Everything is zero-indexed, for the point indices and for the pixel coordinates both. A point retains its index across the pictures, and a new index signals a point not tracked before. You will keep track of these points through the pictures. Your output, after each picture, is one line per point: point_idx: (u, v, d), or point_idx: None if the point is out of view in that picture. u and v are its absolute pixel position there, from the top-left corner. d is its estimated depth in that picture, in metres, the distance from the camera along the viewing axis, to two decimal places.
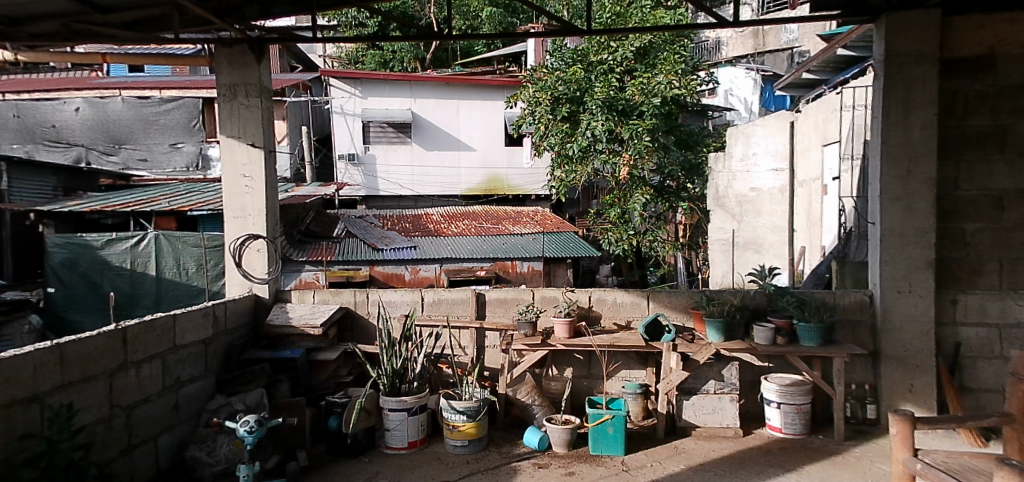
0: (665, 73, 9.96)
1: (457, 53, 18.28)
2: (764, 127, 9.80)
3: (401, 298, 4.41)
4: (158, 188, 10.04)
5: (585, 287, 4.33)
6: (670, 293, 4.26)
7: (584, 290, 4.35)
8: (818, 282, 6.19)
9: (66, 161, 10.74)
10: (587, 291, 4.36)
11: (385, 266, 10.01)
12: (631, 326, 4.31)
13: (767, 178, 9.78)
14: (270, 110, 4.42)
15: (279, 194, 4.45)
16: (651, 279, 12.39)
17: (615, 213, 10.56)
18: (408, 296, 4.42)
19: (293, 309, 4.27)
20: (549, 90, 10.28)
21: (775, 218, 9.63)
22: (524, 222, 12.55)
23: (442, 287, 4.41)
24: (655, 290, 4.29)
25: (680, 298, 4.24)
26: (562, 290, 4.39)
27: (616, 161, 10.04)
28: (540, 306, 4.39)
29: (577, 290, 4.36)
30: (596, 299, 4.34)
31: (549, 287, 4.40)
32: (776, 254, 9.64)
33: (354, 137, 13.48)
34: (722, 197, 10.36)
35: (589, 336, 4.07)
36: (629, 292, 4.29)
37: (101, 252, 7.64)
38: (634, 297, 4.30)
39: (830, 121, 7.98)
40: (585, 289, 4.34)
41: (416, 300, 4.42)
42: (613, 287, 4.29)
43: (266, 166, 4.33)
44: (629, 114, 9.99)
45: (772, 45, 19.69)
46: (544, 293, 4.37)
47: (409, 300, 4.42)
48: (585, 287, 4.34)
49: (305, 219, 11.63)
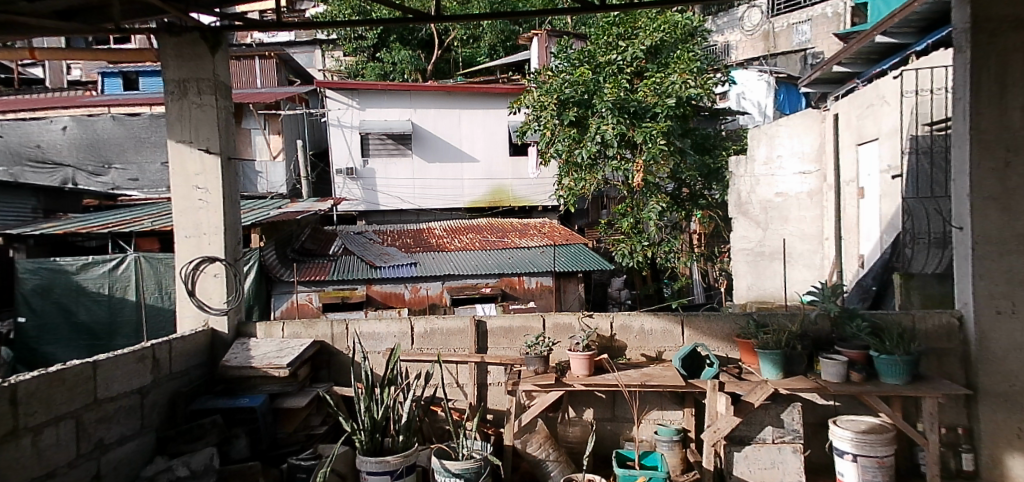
0: (679, 73, 9.38)
1: (460, 64, 17.42)
2: (789, 126, 8.89)
3: (386, 330, 3.73)
4: (144, 208, 9.42)
5: (609, 312, 3.63)
6: (710, 317, 3.56)
7: (605, 315, 3.65)
8: (863, 296, 5.50)
9: (52, 182, 10.13)
10: (607, 317, 3.65)
11: (382, 285, 9.57)
12: (663, 358, 3.61)
13: (793, 182, 8.93)
14: (229, 109, 3.73)
15: (241, 209, 3.77)
16: (667, 292, 11.78)
17: (627, 223, 10.00)
18: (398, 326, 3.74)
19: (256, 346, 3.57)
20: (556, 94, 9.62)
21: (804, 226, 8.85)
22: (531, 234, 11.89)
23: (435, 315, 3.72)
24: (690, 314, 3.59)
25: (723, 323, 3.53)
26: (577, 316, 3.69)
27: (628, 168, 9.42)
28: (552, 337, 3.70)
29: (597, 317, 3.65)
30: (620, 326, 3.63)
31: (563, 313, 3.70)
32: (807, 265, 8.83)
33: (352, 150, 12.90)
34: (744, 204, 9.37)
35: (614, 373, 3.36)
36: (659, 315, 3.61)
37: (76, 276, 6.91)
38: (665, 321, 3.61)
39: (868, 117, 7.24)
40: (607, 315, 3.64)
41: (406, 331, 3.73)
42: (640, 312, 3.60)
43: (225, 175, 3.65)
44: (642, 117, 9.34)
45: (783, 47, 19.14)
46: (557, 319, 3.68)
47: (399, 332, 3.73)
48: (606, 311, 3.64)
49: (300, 237, 10.96)
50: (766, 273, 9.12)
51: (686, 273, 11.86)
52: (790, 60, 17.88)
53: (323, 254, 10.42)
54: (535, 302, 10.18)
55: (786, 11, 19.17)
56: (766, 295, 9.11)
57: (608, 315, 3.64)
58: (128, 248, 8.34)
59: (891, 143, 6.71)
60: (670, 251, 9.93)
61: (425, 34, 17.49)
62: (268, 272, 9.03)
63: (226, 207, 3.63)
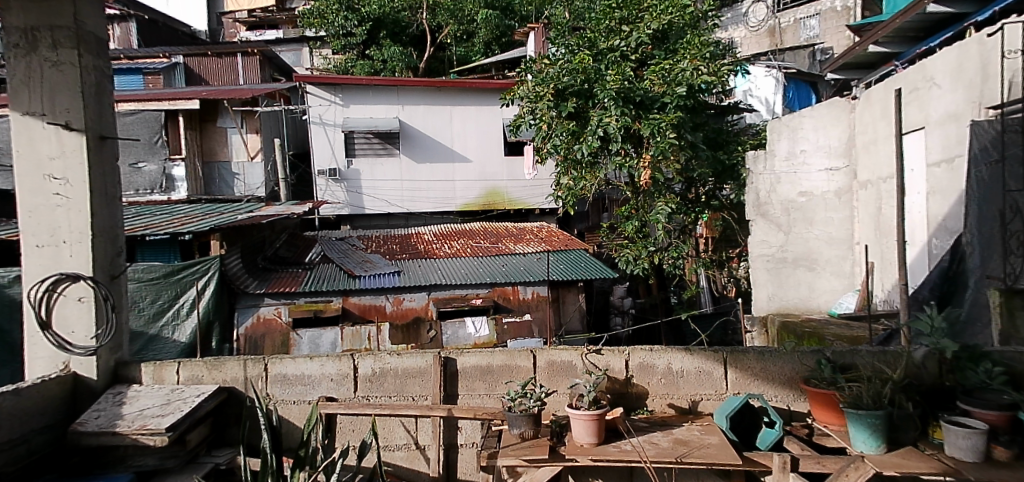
0: (689, 59, 8.47)
1: (453, 62, 16.64)
2: (814, 117, 7.89)
3: (319, 371, 3.41)
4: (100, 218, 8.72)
5: (634, 349, 3.32)
6: (773, 354, 3.28)
7: (617, 351, 3.33)
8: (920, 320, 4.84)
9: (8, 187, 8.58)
10: (623, 353, 3.33)
11: (361, 297, 8.88)
12: (694, 404, 3.32)
13: (818, 179, 7.96)
14: (92, 74, 3.52)
15: (110, 203, 3.59)
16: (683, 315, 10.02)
17: (631, 227, 9.11)
18: (342, 366, 3.41)
19: (136, 401, 3.21)
20: (553, 82, 8.59)
21: (831, 229, 7.83)
22: (527, 239, 10.95)
23: (389, 354, 3.38)
24: (735, 352, 3.30)
25: (787, 362, 3.26)
26: (579, 352, 3.36)
27: (634, 164, 8.44)
28: (546, 385, 3.36)
29: (629, 352, 3.33)
30: (640, 364, 3.33)
31: (563, 350, 3.36)
32: (835, 273, 7.81)
33: (335, 150, 12.61)
34: (763, 205, 8.39)
35: (621, 444, 2.77)
36: (694, 354, 3.31)
37: (10, 291, 5.87)
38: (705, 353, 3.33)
39: (911, 104, 6.33)
40: (623, 352, 3.32)
41: (350, 373, 3.40)
42: (663, 351, 3.29)
43: (82, 153, 3.45)
44: (649, 107, 8.35)
45: (791, 43, 18.41)
46: (553, 356, 3.34)
47: (339, 372, 3.40)
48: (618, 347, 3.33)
49: (274, 244, 10.34)
50: (789, 281, 8.12)
51: (694, 281, 11.06)
52: (799, 56, 16.99)
53: (298, 262, 9.59)
54: (530, 316, 9.32)
55: (793, 6, 18.42)
56: (790, 306, 8.10)
57: (630, 351, 3.32)
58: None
59: (942, 131, 5.77)
60: (678, 256, 8.99)
61: (416, 30, 16.74)
62: (231, 283, 8.32)
63: (91, 193, 3.45)
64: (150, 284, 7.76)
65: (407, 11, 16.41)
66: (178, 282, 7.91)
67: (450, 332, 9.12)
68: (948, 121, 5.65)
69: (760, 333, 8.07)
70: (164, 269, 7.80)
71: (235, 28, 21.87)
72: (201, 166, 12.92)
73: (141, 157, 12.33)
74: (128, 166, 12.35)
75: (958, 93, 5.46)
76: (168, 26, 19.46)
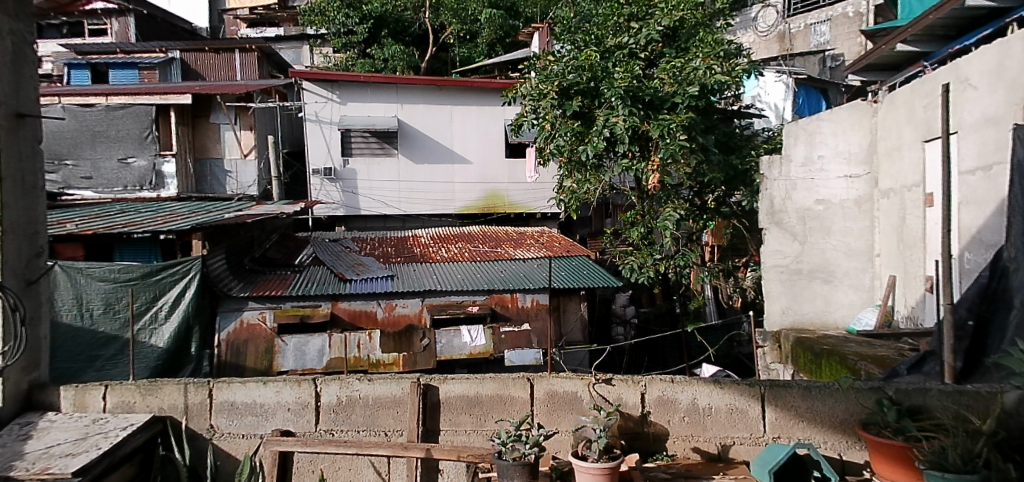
0: (702, 57, 8.04)
1: (456, 63, 16.23)
2: (833, 121, 7.41)
3: (271, 396, 3.40)
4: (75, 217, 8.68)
5: (654, 381, 3.31)
6: (821, 392, 3.20)
7: (627, 381, 3.34)
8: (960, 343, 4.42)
9: None
10: (639, 386, 3.33)
11: (350, 302, 8.47)
12: (724, 443, 3.27)
13: (837, 186, 7.44)
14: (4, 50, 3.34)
15: (23, 190, 3.41)
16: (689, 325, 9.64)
17: (637, 234, 8.70)
18: (300, 394, 3.40)
19: (52, 433, 3.12)
20: (557, 80, 8.17)
21: (850, 239, 7.41)
22: (528, 244, 10.53)
23: (357, 380, 3.37)
24: (773, 389, 3.24)
25: (846, 405, 3.16)
26: (585, 382, 3.35)
27: (642, 167, 8.02)
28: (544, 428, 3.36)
29: (647, 385, 3.33)
30: (663, 399, 3.31)
31: (566, 381, 3.37)
32: (854, 286, 7.41)
33: (331, 149, 12.19)
34: (777, 213, 7.71)
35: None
36: (725, 389, 3.27)
37: None
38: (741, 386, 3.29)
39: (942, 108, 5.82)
40: (638, 383, 3.32)
41: (311, 402, 3.39)
42: (687, 386, 3.28)
43: None
44: (659, 107, 7.90)
45: (801, 49, 17.97)
46: (551, 384, 3.35)
47: (298, 401, 3.39)
48: (627, 379, 3.33)
49: (263, 244, 9.94)
50: (804, 295, 7.54)
51: (700, 290, 10.68)
52: (809, 63, 16.51)
53: (287, 264, 9.16)
54: (528, 326, 8.87)
55: (804, 11, 17.98)
56: (804, 321, 7.55)
57: (647, 384, 3.32)
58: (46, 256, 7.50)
59: (978, 136, 5.31)
60: (685, 265, 8.52)
61: (418, 28, 16.36)
62: (213, 286, 7.88)
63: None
64: (127, 285, 7.39)
65: (411, 10, 16.06)
66: (156, 284, 7.49)
67: (445, 341, 8.61)
68: (984, 125, 5.21)
69: (773, 348, 7.64)
70: (142, 269, 7.41)
71: (235, 25, 21.46)
72: (192, 163, 12.48)
73: (131, 151, 11.93)
74: (118, 162, 11.95)
75: (997, 94, 5.01)
76: (167, 21, 19.09)
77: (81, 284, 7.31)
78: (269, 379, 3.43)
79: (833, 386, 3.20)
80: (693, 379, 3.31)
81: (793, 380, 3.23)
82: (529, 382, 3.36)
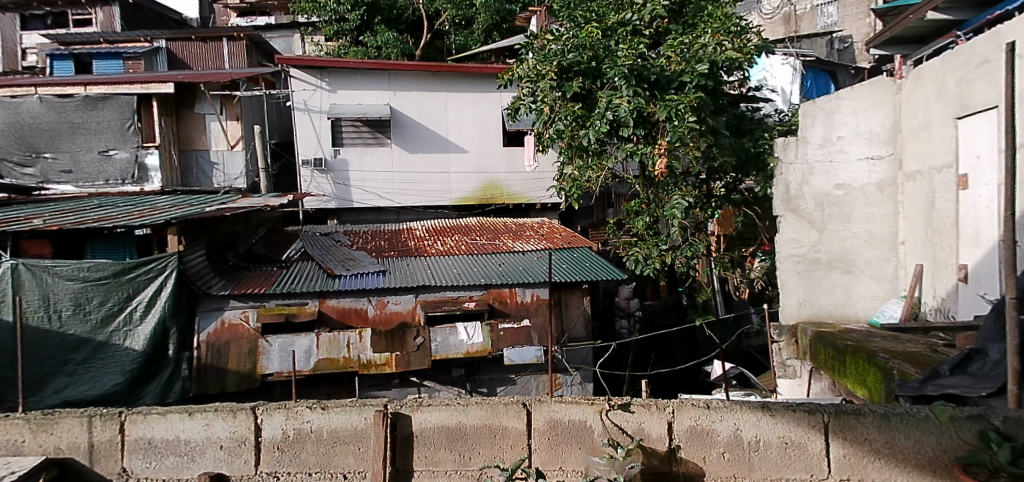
0: (712, 33, 7.48)
1: (452, 51, 15.65)
2: (854, 99, 6.73)
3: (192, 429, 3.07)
4: (44, 212, 8.25)
5: (686, 408, 2.97)
6: (905, 422, 2.79)
7: (649, 408, 3.00)
8: None
9: None
10: (666, 414, 2.99)
11: (340, 300, 8.00)
12: (774, 481, 2.92)
13: (858, 169, 6.78)
14: None
15: None
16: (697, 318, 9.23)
17: (643, 223, 8.22)
18: (235, 428, 3.07)
19: None
20: (556, 59, 7.62)
21: (872, 226, 6.78)
22: (527, 236, 10.03)
23: (312, 410, 3.05)
24: (841, 418, 2.87)
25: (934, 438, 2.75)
26: (596, 410, 3.03)
27: (648, 152, 7.51)
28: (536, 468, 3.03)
29: (676, 413, 2.97)
30: (700, 428, 2.96)
31: (572, 410, 3.04)
32: (876, 276, 6.78)
33: (321, 139, 11.68)
34: (793, 199, 7.12)
35: None
36: (780, 419, 2.91)
37: None
38: (802, 415, 2.91)
39: (979, 79, 5.23)
40: (665, 410, 2.98)
41: (248, 439, 3.06)
42: (727, 413, 2.92)
43: None
44: (666, 87, 7.41)
45: (807, 31, 17.39)
46: (550, 411, 3.04)
47: (233, 437, 3.06)
48: (650, 405, 3.00)
49: (249, 238, 9.46)
50: (823, 285, 6.99)
51: (708, 282, 10.18)
52: (816, 45, 15.74)
53: (273, 260, 8.66)
54: (529, 322, 8.38)
55: None
56: (824, 314, 6.98)
57: (677, 411, 2.97)
58: (8, 254, 6.97)
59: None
60: (693, 255, 8.01)
61: (412, 15, 15.75)
62: (192, 284, 7.42)
63: None
64: (97, 285, 6.91)
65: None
66: (129, 283, 7.01)
67: (439, 339, 8.10)
68: None
69: (789, 343, 7.14)
70: (113, 268, 6.93)
71: (226, 14, 20.81)
72: (177, 155, 11.99)
73: (112, 143, 11.43)
74: (98, 154, 11.47)
75: None
76: (154, 10, 18.49)
77: (48, 283, 6.81)
78: (194, 410, 3.10)
79: (923, 415, 2.77)
80: (738, 405, 2.95)
81: (866, 408, 2.85)
82: (525, 409, 3.05)
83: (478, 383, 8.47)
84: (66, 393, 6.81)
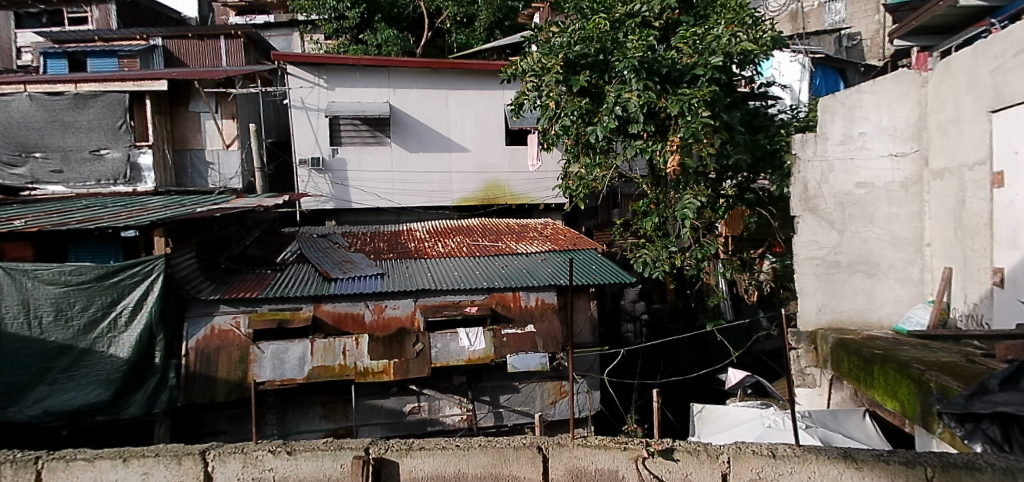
0: (725, 23, 7.11)
1: (453, 49, 15.31)
2: (875, 93, 6.08)
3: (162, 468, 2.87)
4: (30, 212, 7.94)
5: (744, 458, 2.83)
6: None
7: (698, 457, 2.88)
8: None
9: None
10: (720, 463, 2.85)
11: (335, 304, 7.65)
12: None
13: (880, 168, 6.14)
14: None
15: None
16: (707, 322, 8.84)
17: (652, 224, 7.87)
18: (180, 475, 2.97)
19: None
20: (562, 51, 7.29)
21: (896, 227, 6.15)
22: (531, 237, 9.67)
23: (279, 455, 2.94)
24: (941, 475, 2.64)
25: None
26: (631, 456, 2.92)
27: (658, 149, 7.15)
28: None
29: (732, 463, 2.84)
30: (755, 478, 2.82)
31: (603, 456, 2.93)
32: (901, 280, 6.19)
33: (318, 137, 11.34)
34: (812, 198, 6.46)
35: None
36: (867, 473, 2.70)
37: None
38: (897, 467, 2.69)
39: (1018, 70, 4.75)
40: (719, 459, 2.85)
41: None
42: (798, 465, 2.77)
43: None
44: (678, 81, 7.10)
45: (815, 28, 16.98)
46: (574, 456, 2.93)
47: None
48: (700, 453, 2.87)
49: (244, 240, 9.09)
50: (845, 289, 6.40)
51: (717, 284, 9.77)
52: (824, 42, 15.39)
53: (267, 262, 8.30)
54: (532, 327, 8.00)
55: None
56: (845, 320, 6.40)
57: (733, 460, 2.84)
58: None
59: None
60: (703, 257, 7.62)
61: (413, 13, 15.43)
62: (180, 288, 7.10)
63: None
64: (80, 289, 6.57)
65: None
66: (113, 287, 6.67)
67: (440, 345, 7.72)
68: None
69: (808, 351, 6.64)
70: (96, 271, 6.59)
71: (225, 13, 20.50)
72: (171, 154, 11.65)
73: (104, 142, 11.09)
74: (90, 153, 11.13)
75: None
76: (152, 9, 18.15)
77: (28, 287, 6.47)
78: (130, 456, 2.99)
79: None
80: (812, 456, 2.78)
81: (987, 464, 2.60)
82: (541, 455, 2.95)
83: (481, 391, 8.11)
84: (47, 403, 6.43)
